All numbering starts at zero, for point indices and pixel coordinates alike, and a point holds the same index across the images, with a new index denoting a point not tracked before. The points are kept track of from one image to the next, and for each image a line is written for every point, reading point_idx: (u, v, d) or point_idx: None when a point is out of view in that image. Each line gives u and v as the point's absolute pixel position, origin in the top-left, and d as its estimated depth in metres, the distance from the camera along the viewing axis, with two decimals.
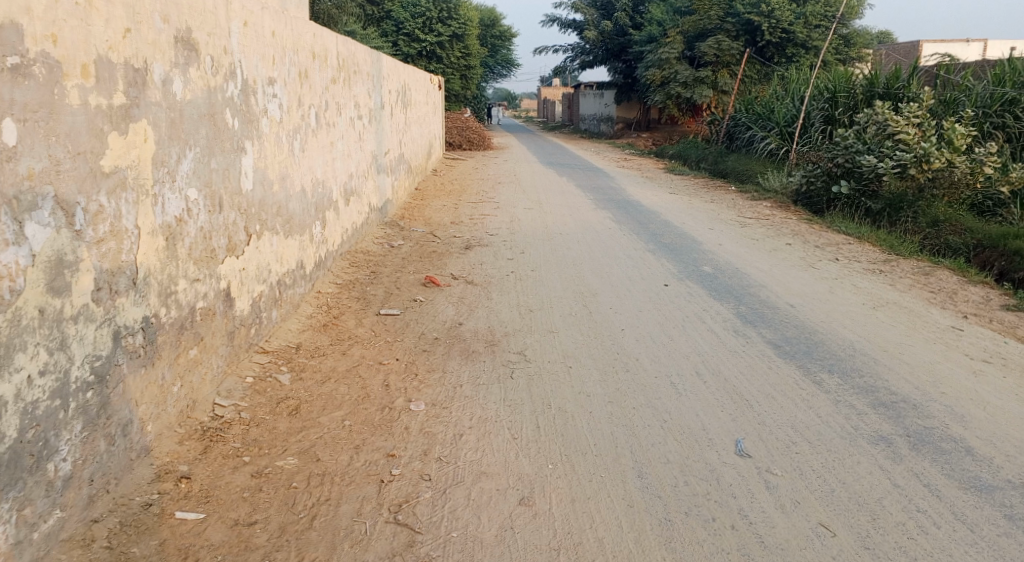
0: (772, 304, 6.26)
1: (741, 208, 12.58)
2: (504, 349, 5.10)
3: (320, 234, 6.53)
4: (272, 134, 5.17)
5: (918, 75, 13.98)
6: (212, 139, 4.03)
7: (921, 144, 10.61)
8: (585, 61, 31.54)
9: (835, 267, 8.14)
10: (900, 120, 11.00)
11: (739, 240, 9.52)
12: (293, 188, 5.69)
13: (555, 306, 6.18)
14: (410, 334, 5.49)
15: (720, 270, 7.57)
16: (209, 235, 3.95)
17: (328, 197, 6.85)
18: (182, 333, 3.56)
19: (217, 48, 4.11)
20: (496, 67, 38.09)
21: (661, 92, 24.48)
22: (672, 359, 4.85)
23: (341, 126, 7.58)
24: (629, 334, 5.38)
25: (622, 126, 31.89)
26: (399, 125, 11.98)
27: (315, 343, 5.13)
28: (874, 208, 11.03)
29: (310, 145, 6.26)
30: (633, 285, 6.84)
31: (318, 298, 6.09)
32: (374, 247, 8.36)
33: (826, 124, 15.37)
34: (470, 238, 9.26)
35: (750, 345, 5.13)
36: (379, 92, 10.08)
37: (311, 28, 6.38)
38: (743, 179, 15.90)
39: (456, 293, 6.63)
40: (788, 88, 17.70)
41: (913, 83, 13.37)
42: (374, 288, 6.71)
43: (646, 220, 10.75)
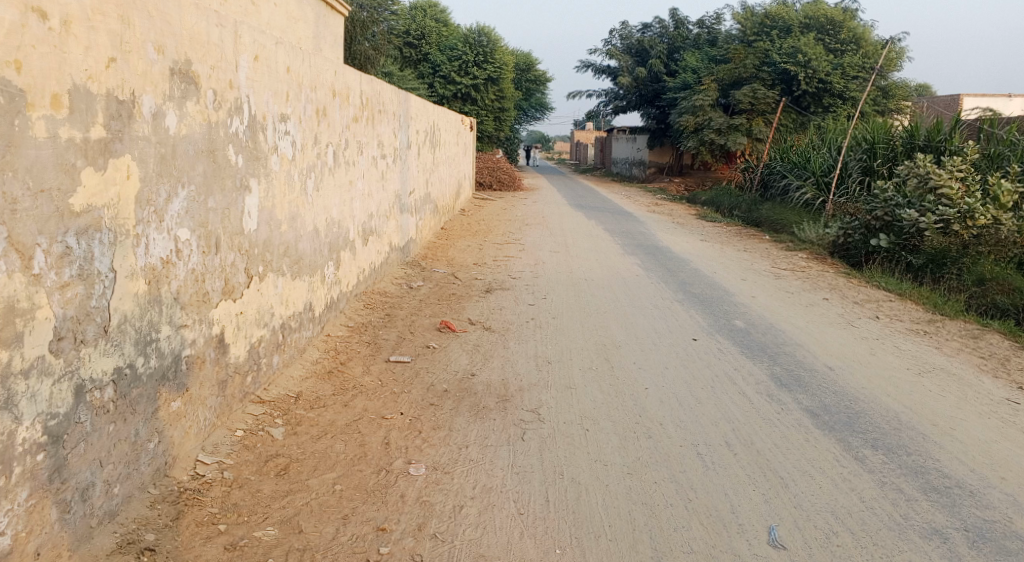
0: (808, 366, 5.85)
1: (776, 259, 12.16)
2: (517, 406, 4.75)
3: (333, 275, 6.29)
4: (283, 172, 4.96)
5: (960, 127, 13.56)
6: (210, 177, 3.82)
7: (965, 199, 10.17)
8: (618, 107, 31.52)
9: (875, 325, 7.70)
10: (942, 174, 10.52)
11: (773, 293, 9.11)
12: (304, 227, 5.45)
13: (574, 359, 5.82)
14: (419, 384, 5.17)
15: (752, 326, 7.17)
16: (201, 277, 3.71)
17: (344, 237, 6.62)
18: (161, 384, 3.30)
19: (221, 82, 3.92)
20: (530, 110, 38.24)
21: (694, 138, 24.28)
22: (699, 425, 4.45)
23: (362, 165, 7.38)
24: (653, 394, 5.00)
25: (655, 171, 31.69)
26: (427, 165, 11.81)
27: (316, 392, 4.83)
28: (915, 263, 10.59)
29: (326, 183, 6.05)
30: (659, 339, 6.47)
31: (326, 342, 5.81)
32: (392, 288, 8.10)
33: (865, 175, 14.96)
34: (491, 281, 8.96)
35: (785, 413, 4.72)
36: (406, 132, 9.91)
37: (333, 66, 6.22)
38: (777, 228, 15.50)
39: (471, 341, 6.31)
40: (825, 138, 17.33)
41: (955, 136, 12.95)
42: (387, 332, 6.43)
43: (676, 268, 10.38)
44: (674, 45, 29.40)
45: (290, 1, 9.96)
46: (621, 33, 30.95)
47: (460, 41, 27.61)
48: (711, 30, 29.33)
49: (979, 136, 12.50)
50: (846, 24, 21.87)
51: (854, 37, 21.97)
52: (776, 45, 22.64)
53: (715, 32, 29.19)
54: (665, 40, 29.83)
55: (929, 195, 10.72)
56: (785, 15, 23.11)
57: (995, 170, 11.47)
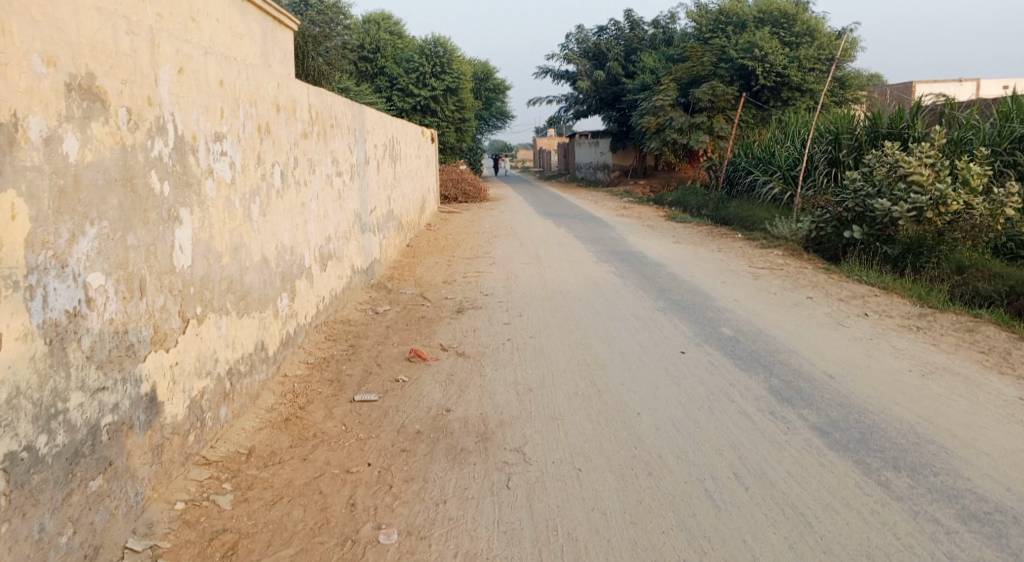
0: (807, 375, 5.43)
1: (752, 257, 11.84)
2: (498, 445, 4.26)
3: (288, 307, 5.74)
4: (222, 198, 4.43)
5: (923, 114, 13.42)
6: (129, 210, 3.28)
7: (936, 185, 9.92)
8: (578, 111, 31.24)
9: (866, 324, 7.34)
10: (912, 161, 10.23)
11: (757, 295, 8.72)
12: (250, 258, 4.91)
13: (557, 383, 5.34)
14: (388, 427, 4.64)
15: (741, 332, 6.76)
16: (122, 328, 3.17)
17: (298, 265, 6.08)
18: (75, 462, 2.77)
19: (136, 99, 3.39)
20: (491, 119, 37.75)
21: (656, 138, 24.04)
22: (704, 455, 4.00)
23: (316, 185, 6.85)
24: (647, 421, 4.54)
25: (619, 174, 31.50)
26: (387, 180, 11.27)
27: (271, 446, 4.30)
28: (891, 254, 10.33)
29: (275, 208, 5.51)
30: (644, 355, 6.01)
31: (283, 385, 5.26)
32: (356, 316, 7.55)
33: (831, 166, 14.74)
34: (461, 300, 8.47)
35: (793, 434, 4.28)
36: (362, 146, 9.37)
37: (275, 78, 5.69)
38: (748, 226, 15.22)
39: (444, 370, 5.79)
40: (788, 132, 17.13)
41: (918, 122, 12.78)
42: (351, 366, 5.89)
43: (652, 273, 9.97)
44: (631, 47, 29.23)
45: (232, 16, 9.38)
46: (577, 37, 30.66)
47: (416, 53, 27.04)
48: (666, 30, 29.22)
49: (942, 121, 12.32)
50: (799, 17, 21.81)
51: (807, 30, 21.92)
52: (732, 41, 22.48)
53: (670, 32, 29.08)
54: (621, 43, 29.64)
55: (900, 183, 10.47)
56: (738, 12, 22.99)
57: (960, 155, 11.24)
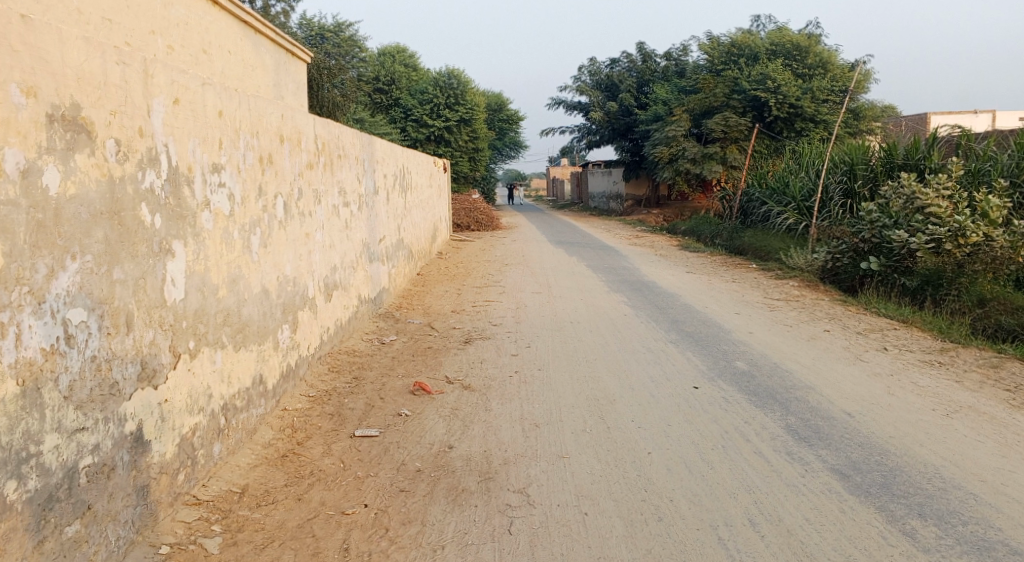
0: (825, 413, 5.22)
1: (767, 289, 11.63)
2: (501, 486, 4.08)
3: (290, 339, 5.61)
4: (219, 230, 4.33)
5: (939, 145, 13.26)
6: (116, 243, 3.19)
7: (954, 217, 9.68)
8: (591, 141, 31.28)
9: (885, 358, 7.12)
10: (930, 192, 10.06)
11: (772, 328, 8.52)
12: (249, 290, 4.79)
13: (565, 419, 5.17)
14: (387, 465, 4.47)
15: (756, 367, 6.56)
16: (106, 365, 3.07)
17: (301, 296, 5.96)
18: (47, 508, 2.65)
19: (127, 130, 3.31)
20: (504, 149, 37.83)
21: (670, 168, 23.96)
22: (718, 498, 3.81)
23: (321, 215, 6.76)
24: (658, 461, 4.36)
25: (632, 204, 31.42)
26: (397, 210, 11.20)
27: (266, 484, 4.14)
28: (910, 285, 10.11)
29: (277, 238, 5.40)
30: (656, 390, 5.83)
31: (282, 419, 5.11)
32: (361, 346, 7.41)
33: (846, 197, 14.56)
34: (469, 330, 8.32)
35: (812, 476, 4.08)
36: (371, 176, 9.31)
37: (279, 109, 5.62)
38: (763, 256, 15.02)
39: (448, 404, 5.62)
40: (802, 162, 16.98)
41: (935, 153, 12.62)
42: (353, 399, 5.74)
43: (665, 305, 9.79)
44: (644, 78, 29.29)
45: (245, 48, 9.40)
46: (590, 68, 30.77)
47: (430, 85, 27.20)
48: (679, 61, 29.30)
49: (959, 152, 12.14)
50: (812, 49, 21.78)
51: (821, 62, 21.87)
52: (745, 72, 22.45)
53: (683, 63, 29.15)
54: (634, 74, 29.72)
55: (917, 214, 10.29)
56: (751, 44, 22.99)
57: (978, 186, 11.05)
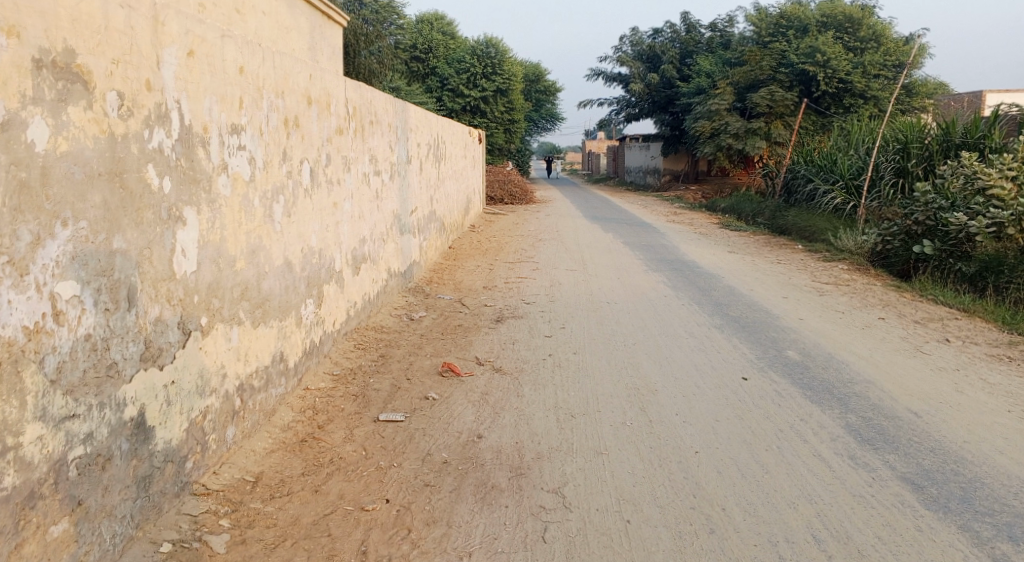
0: (888, 412, 4.78)
1: (815, 271, 11.08)
2: (534, 485, 3.75)
3: (314, 315, 5.30)
4: (237, 196, 3.99)
5: (1000, 124, 12.59)
6: (116, 209, 2.87)
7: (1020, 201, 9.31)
8: (631, 114, 30.51)
9: (948, 351, 6.64)
10: (993, 173, 9.64)
11: (822, 314, 8.02)
12: (270, 262, 4.47)
13: (603, 410, 4.80)
14: (412, 454, 4.15)
15: (809, 357, 6.13)
16: (103, 344, 2.76)
17: (327, 268, 5.64)
18: (28, 506, 2.38)
19: (132, 83, 2.97)
20: (541, 121, 37.18)
21: (710, 143, 23.12)
22: (776, 509, 3.44)
23: (350, 184, 6.41)
24: (706, 461, 3.99)
25: (670, 179, 30.71)
26: (430, 180, 10.84)
27: (281, 472, 3.84)
28: (967, 271, 9.51)
29: (302, 207, 5.07)
30: (701, 379, 5.44)
31: (303, 399, 4.82)
32: (390, 323, 7.10)
33: (898, 176, 13.85)
34: (502, 308, 7.98)
35: (881, 486, 3.68)
36: (404, 145, 8.95)
37: (307, 69, 5.25)
38: (808, 236, 14.41)
39: (478, 388, 5.29)
40: (852, 139, 16.22)
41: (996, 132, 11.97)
42: (378, 379, 5.43)
43: (707, 286, 9.34)
44: (687, 50, 28.36)
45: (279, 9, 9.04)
46: (631, 39, 29.92)
47: (467, 54, 26.68)
48: (723, 33, 28.38)
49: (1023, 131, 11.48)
50: (865, 22, 20.81)
51: (873, 35, 20.94)
52: (793, 45, 21.59)
53: (728, 35, 28.21)
54: (676, 45, 28.80)
55: (977, 196, 9.85)
56: (801, 16, 22.08)
57: None
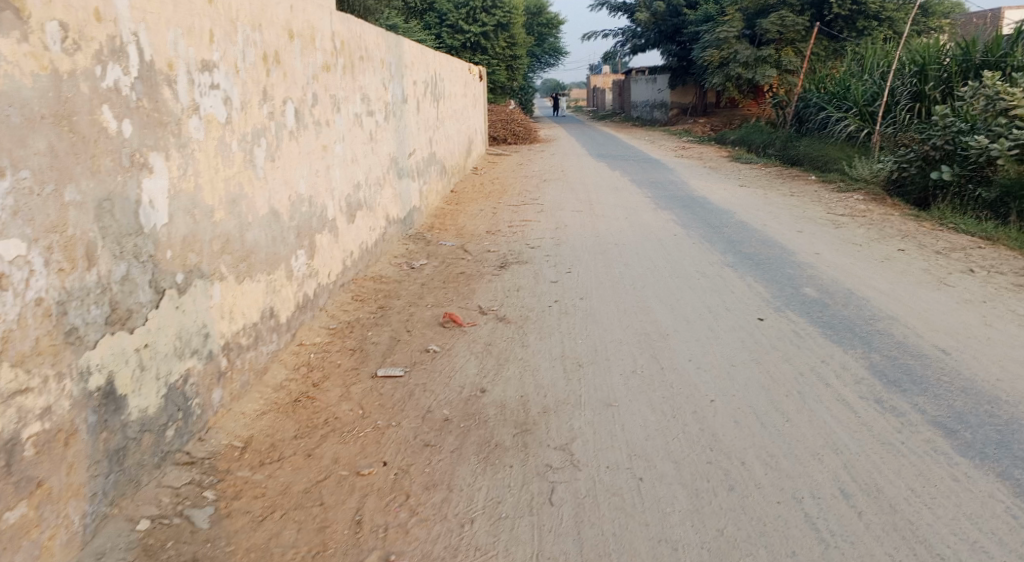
0: (915, 350, 4.51)
1: (830, 203, 10.71)
2: (541, 442, 3.52)
3: (306, 267, 5.04)
4: (213, 139, 3.67)
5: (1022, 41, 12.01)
6: (65, 155, 2.57)
7: None
8: (636, 46, 29.56)
9: (974, 282, 6.32)
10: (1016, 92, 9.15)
11: (839, 247, 7.68)
12: (254, 210, 4.18)
13: (612, 358, 4.56)
14: (411, 412, 3.92)
15: (828, 294, 5.84)
16: (59, 307, 2.51)
17: (319, 217, 5.35)
18: None
19: (75, 12, 2.65)
20: (544, 57, 36.16)
21: (718, 74, 22.26)
22: (800, 462, 3.21)
23: (341, 126, 6.06)
24: (723, 411, 3.75)
25: (677, 113, 29.97)
26: (429, 120, 10.42)
27: (272, 436, 3.63)
28: (988, 197, 9.12)
29: (287, 152, 4.75)
30: (714, 322, 5.17)
31: (296, 357, 4.59)
32: (390, 272, 6.83)
33: (915, 100, 13.27)
34: (506, 253, 7.69)
35: (911, 432, 3.43)
36: (399, 83, 8.52)
37: (285, 0, 4.87)
38: (821, 166, 13.95)
39: (482, 339, 5.05)
40: (866, 64, 15.58)
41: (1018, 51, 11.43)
42: (377, 332, 5.19)
43: (718, 222, 9.00)
44: None
45: None
46: None
47: None
48: None
49: None
50: None
51: None
52: None
53: None
54: None
55: (999, 117, 9.42)
56: None
57: None
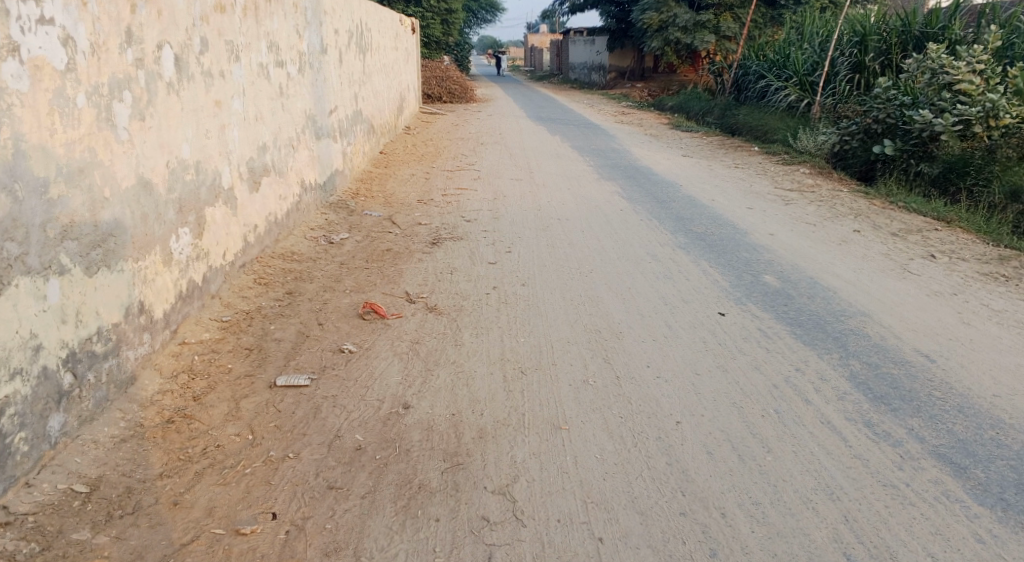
0: (896, 356, 4.00)
1: (776, 176, 10.27)
2: (475, 482, 2.85)
3: (192, 247, 4.19)
4: (42, 92, 2.86)
5: (961, 13, 11.68)
6: None
7: (987, 95, 8.40)
8: (575, 6, 28.65)
9: (937, 270, 5.90)
10: (960, 66, 8.74)
11: (792, 228, 7.19)
12: (113, 182, 3.33)
13: (559, 363, 3.90)
14: (315, 437, 3.18)
15: (790, 284, 5.31)
16: None
17: (210, 186, 4.48)
18: None
19: None
20: (480, 13, 34.95)
21: (657, 38, 21.38)
22: (790, 512, 2.67)
23: (240, 78, 5.15)
24: (692, 436, 3.15)
25: (615, 76, 29.41)
26: (353, 75, 9.47)
27: (131, 476, 2.86)
28: (930, 173, 8.75)
29: (164, 107, 3.88)
30: (673, 317, 4.57)
31: (177, 361, 3.77)
32: (303, 248, 6.00)
33: (855, 72, 12.87)
34: (438, 227, 6.92)
35: (914, 470, 2.90)
36: (317, 32, 7.55)
37: None
38: (761, 137, 13.55)
39: (407, 335, 4.32)
40: (804, 32, 15.23)
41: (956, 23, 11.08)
42: (281, 325, 4.39)
43: (665, 196, 8.42)
44: None
45: None
46: None
47: None
48: None
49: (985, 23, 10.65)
50: None
51: None
52: None
53: None
54: None
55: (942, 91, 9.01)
56: None
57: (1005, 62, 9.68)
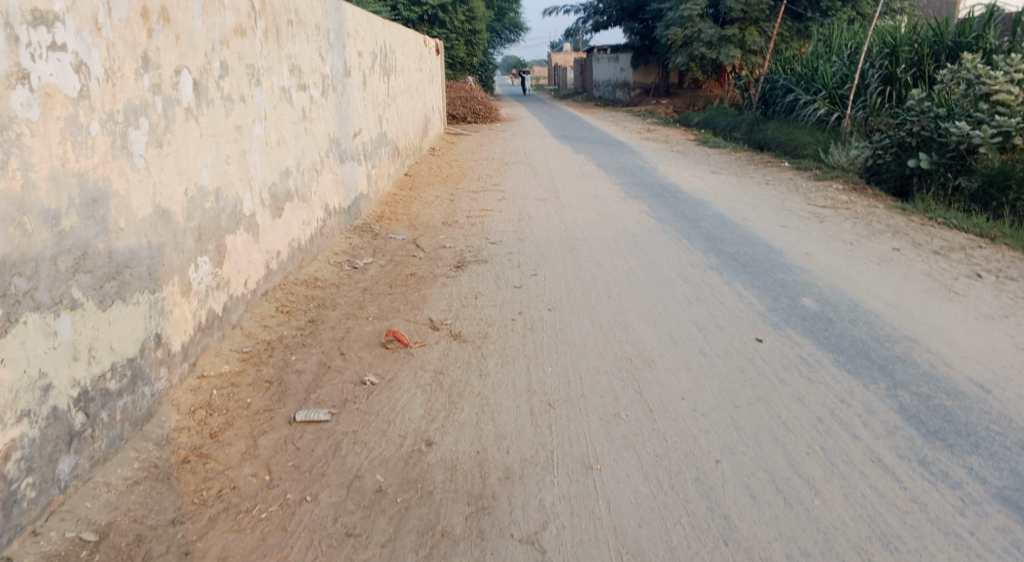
0: (948, 386, 3.77)
1: (808, 192, 10.01)
2: (502, 529, 2.69)
3: (212, 276, 4.09)
4: (54, 121, 2.78)
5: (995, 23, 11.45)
6: None
7: None
8: (599, 24, 28.59)
9: (985, 291, 5.63)
10: (997, 76, 8.50)
11: (828, 246, 6.96)
12: (128, 212, 3.23)
13: (589, 395, 3.72)
14: (334, 478, 3.03)
15: (829, 307, 5.08)
16: None
17: (230, 213, 4.39)
18: None
19: None
20: (504, 32, 35.03)
21: (682, 53, 21.31)
22: None
23: (262, 102, 5.08)
24: (732, 477, 2.96)
25: (640, 92, 29.24)
26: (377, 96, 9.42)
27: (143, 522, 2.73)
28: (969, 187, 8.48)
29: (183, 133, 3.79)
30: (707, 344, 4.38)
31: (195, 396, 3.66)
32: (327, 274, 5.90)
33: (886, 84, 12.55)
34: (462, 250, 6.79)
35: (978, 517, 2.69)
36: (340, 54, 7.50)
37: None
38: (791, 152, 13.28)
39: (431, 365, 4.17)
40: (833, 45, 14.98)
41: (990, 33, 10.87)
42: (302, 356, 4.27)
43: (694, 215, 8.22)
44: None
45: None
46: None
47: None
48: None
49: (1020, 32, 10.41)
50: None
51: None
52: None
53: None
54: None
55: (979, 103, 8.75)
56: None
57: None
